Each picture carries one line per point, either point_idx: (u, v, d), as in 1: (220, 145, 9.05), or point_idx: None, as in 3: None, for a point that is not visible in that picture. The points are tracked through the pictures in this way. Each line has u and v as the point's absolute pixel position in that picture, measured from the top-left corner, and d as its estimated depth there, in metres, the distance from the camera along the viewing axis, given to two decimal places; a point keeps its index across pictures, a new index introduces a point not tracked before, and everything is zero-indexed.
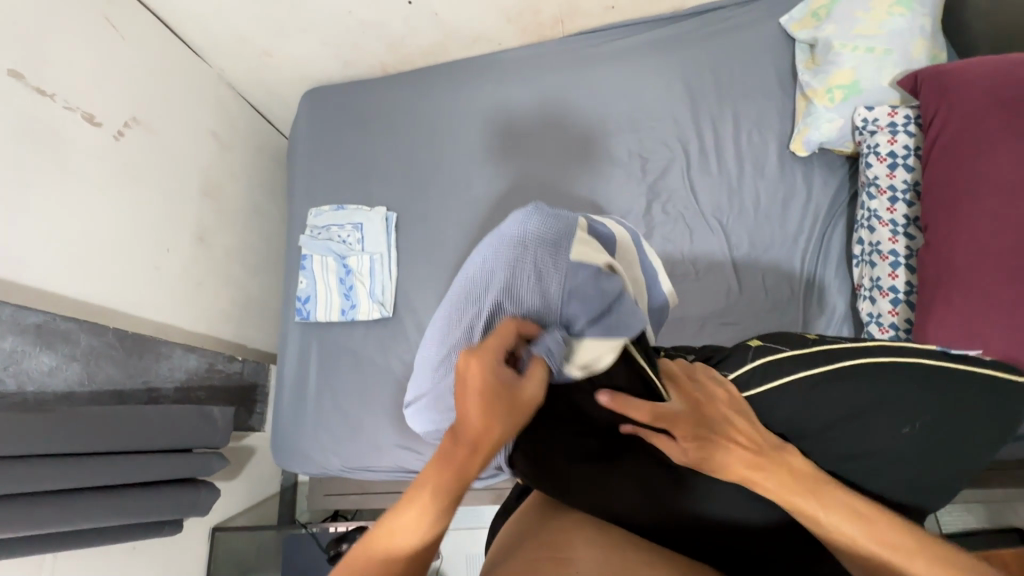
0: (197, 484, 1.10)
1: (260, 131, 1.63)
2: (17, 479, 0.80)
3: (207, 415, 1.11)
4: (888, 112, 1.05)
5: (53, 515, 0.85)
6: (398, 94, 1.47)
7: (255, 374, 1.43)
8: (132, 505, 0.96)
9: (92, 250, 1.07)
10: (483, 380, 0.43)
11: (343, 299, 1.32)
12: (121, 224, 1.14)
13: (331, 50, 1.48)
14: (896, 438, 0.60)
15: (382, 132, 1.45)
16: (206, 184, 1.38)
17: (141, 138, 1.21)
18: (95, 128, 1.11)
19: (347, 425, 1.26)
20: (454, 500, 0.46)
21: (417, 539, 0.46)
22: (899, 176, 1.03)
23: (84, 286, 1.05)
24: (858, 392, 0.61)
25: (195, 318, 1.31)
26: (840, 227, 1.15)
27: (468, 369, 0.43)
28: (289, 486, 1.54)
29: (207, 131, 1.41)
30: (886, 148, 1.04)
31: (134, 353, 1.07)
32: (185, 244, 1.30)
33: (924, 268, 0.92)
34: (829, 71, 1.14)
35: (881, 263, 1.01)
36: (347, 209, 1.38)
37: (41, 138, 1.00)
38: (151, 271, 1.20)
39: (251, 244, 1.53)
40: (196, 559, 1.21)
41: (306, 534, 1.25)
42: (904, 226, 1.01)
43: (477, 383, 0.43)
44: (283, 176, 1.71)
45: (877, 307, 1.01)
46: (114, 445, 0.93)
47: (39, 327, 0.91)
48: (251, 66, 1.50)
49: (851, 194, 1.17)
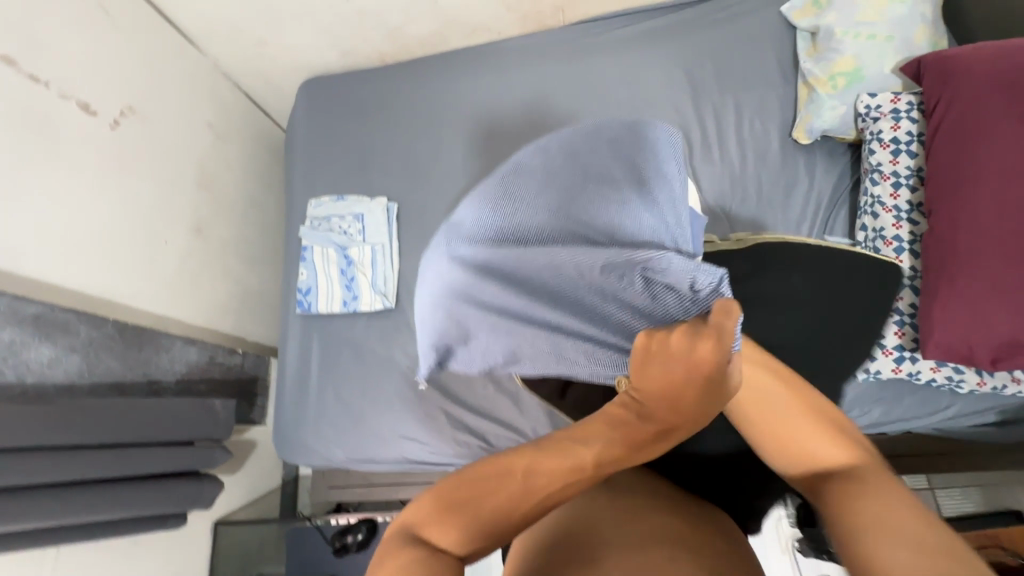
0: (200, 477, 1.09)
1: (256, 122, 1.61)
2: (18, 471, 0.78)
3: (209, 406, 1.09)
4: (890, 99, 1.06)
5: (56, 508, 0.83)
6: (397, 83, 1.46)
7: (255, 367, 1.41)
8: (135, 498, 0.95)
9: (89, 241, 1.05)
10: (699, 365, 0.42)
11: (345, 291, 1.31)
12: (118, 215, 1.12)
13: (329, 39, 1.46)
14: (778, 317, 0.77)
15: (382, 122, 1.44)
16: (202, 175, 1.37)
17: (136, 128, 1.19)
18: (90, 117, 1.09)
19: (350, 417, 1.25)
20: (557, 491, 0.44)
21: (506, 510, 0.44)
22: (902, 162, 1.03)
23: (81, 277, 1.03)
24: (752, 265, 0.80)
25: (194, 310, 1.29)
26: (843, 213, 1.15)
27: (699, 351, 0.42)
28: (291, 480, 1.53)
29: (204, 121, 1.39)
30: (889, 134, 1.05)
31: (133, 346, 1.06)
32: (182, 235, 1.28)
33: (928, 252, 0.93)
34: (831, 58, 1.14)
35: (885, 249, 1.01)
36: (347, 200, 1.37)
37: (35, 125, 0.97)
38: (148, 262, 1.18)
39: (250, 236, 1.52)
40: (199, 552, 1.20)
41: (310, 526, 1.25)
42: (908, 212, 1.01)
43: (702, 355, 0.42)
44: (280, 168, 1.69)
45: None
46: (116, 438, 0.92)
47: (37, 318, 0.90)
48: (247, 56, 1.48)
49: (853, 180, 1.17)
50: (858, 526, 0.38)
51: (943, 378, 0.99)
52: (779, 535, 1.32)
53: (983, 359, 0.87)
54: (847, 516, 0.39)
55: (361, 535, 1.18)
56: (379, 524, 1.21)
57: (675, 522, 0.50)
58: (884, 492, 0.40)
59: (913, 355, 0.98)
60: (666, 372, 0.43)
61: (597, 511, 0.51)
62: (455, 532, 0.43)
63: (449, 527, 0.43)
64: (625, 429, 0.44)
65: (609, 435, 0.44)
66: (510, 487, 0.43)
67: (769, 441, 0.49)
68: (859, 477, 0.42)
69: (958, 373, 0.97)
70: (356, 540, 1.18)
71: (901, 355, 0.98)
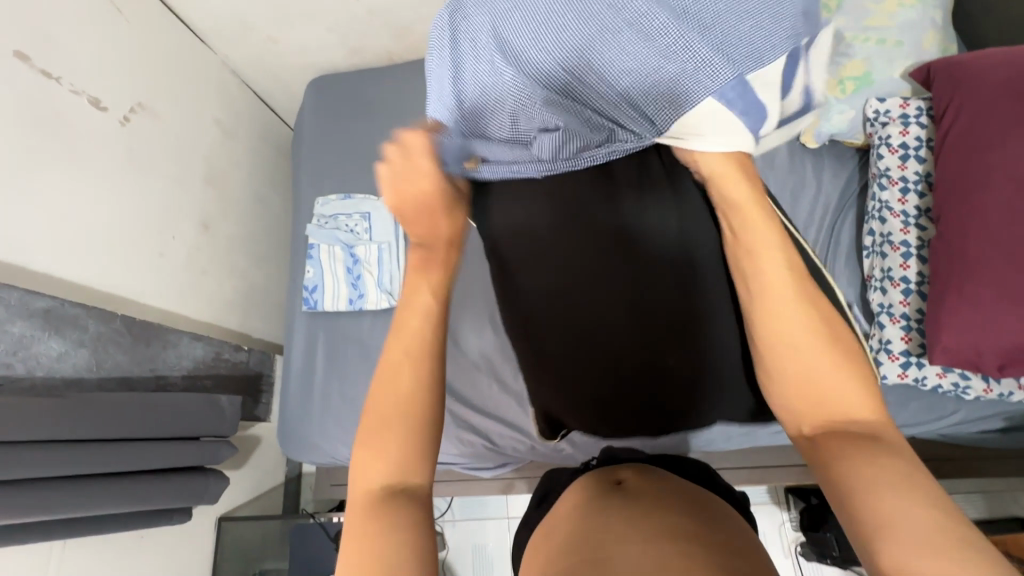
0: (205, 472, 1.09)
1: (263, 119, 1.62)
2: (29, 463, 0.79)
3: (214, 402, 1.10)
4: (899, 104, 1.06)
5: (63, 502, 0.84)
6: (404, 82, 1.46)
7: (260, 364, 1.42)
8: (142, 492, 0.95)
9: (98, 237, 1.06)
10: (412, 167, 0.66)
11: (351, 289, 1.31)
12: (127, 210, 1.12)
13: (337, 38, 1.46)
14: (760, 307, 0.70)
15: (389, 121, 1.45)
16: (210, 172, 1.37)
17: (146, 124, 1.20)
18: (101, 113, 1.09)
19: (355, 415, 1.25)
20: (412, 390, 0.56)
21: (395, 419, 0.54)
22: (910, 167, 1.03)
23: (91, 272, 1.04)
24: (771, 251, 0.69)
25: (200, 306, 1.30)
26: (850, 218, 1.15)
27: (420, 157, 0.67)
28: (294, 477, 1.53)
29: (212, 118, 1.40)
30: (897, 139, 1.04)
31: (141, 341, 1.06)
32: (190, 231, 1.28)
33: (935, 260, 0.93)
34: (841, 62, 1.13)
35: (893, 253, 1.01)
36: (354, 199, 1.37)
37: (47, 121, 0.98)
38: (156, 259, 1.18)
39: (256, 233, 1.52)
40: (203, 548, 1.21)
41: (313, 523, 1.25)
42: (916, 217, 1.01)
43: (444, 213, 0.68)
44: (286, 165, 1.70)
45: (888, 297, 1.01)
46: (122, 433, 0.92)
47: (47, 312, 0.90)
48: (255, 54, 1.48)
49: (861, 185, 1.17)
50: (886, 510, 0.41)
51: (949, 384, 0.98)
52: (783, 539, 1.32)
53: (990, 366, 0.87)
54: (872, 500, 0.42)
55: None
56: None
57: (692, 520, 0.50)
58: (891, 449, 0.45)
59: (920, 361, 0.98)
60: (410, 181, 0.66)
61: (605, 509, 0.54)
62: (384, 456, 0.53)
63: (369, 447, 0.53)
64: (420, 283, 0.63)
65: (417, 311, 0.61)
66: (396, 392, 0.56)
67: (801, 403, 0.52)
68: (881, 437, 0.47)
69: (965, 380, 0.96)
70: None
71: (907, 360, 0.98)
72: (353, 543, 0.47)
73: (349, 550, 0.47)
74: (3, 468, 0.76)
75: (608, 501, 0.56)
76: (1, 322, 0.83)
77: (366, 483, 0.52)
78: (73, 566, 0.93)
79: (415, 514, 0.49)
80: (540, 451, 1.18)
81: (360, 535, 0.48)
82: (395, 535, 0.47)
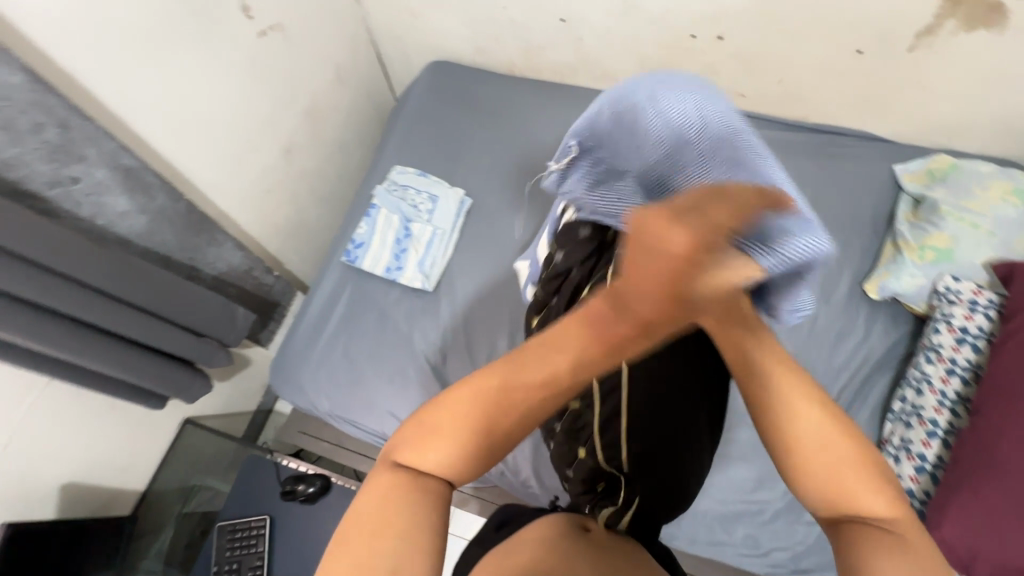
0: (195, 370, 1.11)
1: (375, 79, 1.69)
2: (57, 294, 0.82)
3: (232, 310, 1.12)
4: (972, 289, 1.06)
5: (67, 342, 0.86)
6: (514, 95, 1.52)
7: (279, 295, 1.41)
8: (137, 364, 0.97)
9: (198, 124, 1.12)
10: (645, 309, 0.31)
11: (393, 258, 1.34)
12: (231, 111, 1.19)
13: (472, 35, 1.54)
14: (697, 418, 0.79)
15: (487, 123, 1.50)
16: (312, 106, 1.44)
17: (277, 44, 1.28)
18: (247, 21, 1.17)
19: (349, 374, 1.27)
20: (540, 400, 0.40)
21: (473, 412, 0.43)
22: (963, 352, 1.02)
23: (178, 151, 1.09)
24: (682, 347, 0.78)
25: (252, 220, 1.33)
26: (886, 378, 1.14)
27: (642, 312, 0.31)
28: (263, 411, 1.51)
29: (333, 61, 1.48)
30: (959, 320, 1.04)
31: (193, 229, 1.09)
32: (273, 150, 1.34)
33: (961, 450, 0.91)
34: (928, 231, 1.14)
35: (918, 427, 1.00)
36: (428, 179, 1.42)
37: (202, 9, 1.05)
38: (235, 163, 1.23)
39: (328, 174, 1.57)
40: (161, 441, 1.22)
41: (269, 460, 1.24)
42: (952, 401, 1.00)
43: (673, 250, 0.27)
44: (377, 127, 1.76)
45: (899, 467, 0.99)
46: (141, 301, 0.95)
47: (129, 170, 0.94)
48: (392, 23, 1.57)
49: (907, 352, 1.15)
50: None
51: None
52: None
53: None
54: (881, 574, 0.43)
55: (312, 489, 1.16)
56: (333, 486, 1.19)
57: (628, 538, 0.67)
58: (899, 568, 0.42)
59: None
60: (659, 280, 0.29)
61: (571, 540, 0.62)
62: (436, 453, 0.44)
63: (429, 452, 0.44)
64: (594, 352, 0.36)
65: (578, 342, 0.36)
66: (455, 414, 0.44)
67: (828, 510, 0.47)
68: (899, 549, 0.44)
69: None
70: (305, 492, 1.16)
71: None
72: (349, 528, 0.42)
73: (342, 533, 0.42)
74: (32, 286, 0.79)
75: (561, 542, 0.60)
76: (89, 163, 0.88)
77: (389, 469, 0.45)
78: (45, 406, 0.95)
79: (431, 499, 0.44)
80: (507, 479, 1.15)
81: (374, 513, 0.43)
82: (399, 534, 0.42)
